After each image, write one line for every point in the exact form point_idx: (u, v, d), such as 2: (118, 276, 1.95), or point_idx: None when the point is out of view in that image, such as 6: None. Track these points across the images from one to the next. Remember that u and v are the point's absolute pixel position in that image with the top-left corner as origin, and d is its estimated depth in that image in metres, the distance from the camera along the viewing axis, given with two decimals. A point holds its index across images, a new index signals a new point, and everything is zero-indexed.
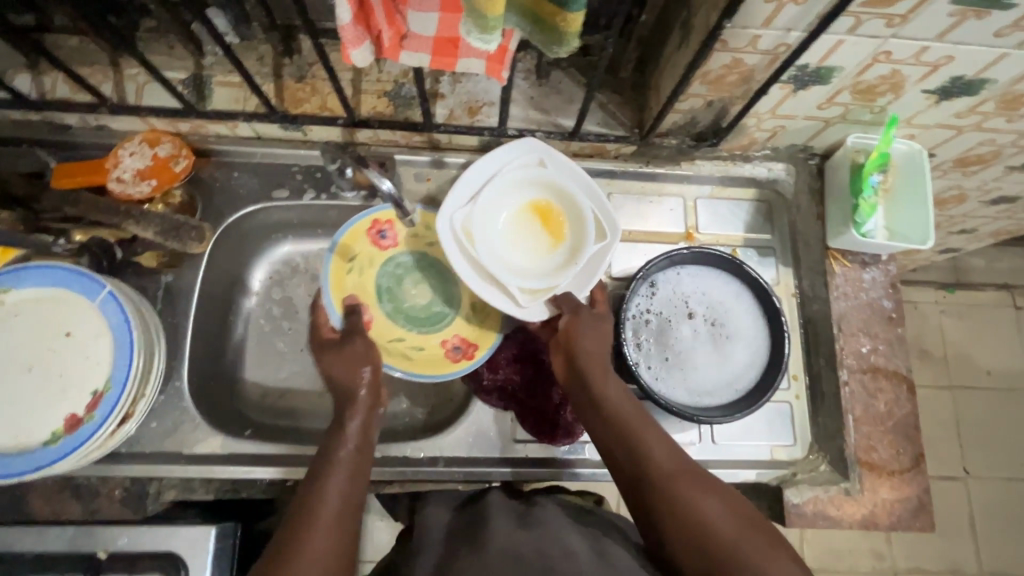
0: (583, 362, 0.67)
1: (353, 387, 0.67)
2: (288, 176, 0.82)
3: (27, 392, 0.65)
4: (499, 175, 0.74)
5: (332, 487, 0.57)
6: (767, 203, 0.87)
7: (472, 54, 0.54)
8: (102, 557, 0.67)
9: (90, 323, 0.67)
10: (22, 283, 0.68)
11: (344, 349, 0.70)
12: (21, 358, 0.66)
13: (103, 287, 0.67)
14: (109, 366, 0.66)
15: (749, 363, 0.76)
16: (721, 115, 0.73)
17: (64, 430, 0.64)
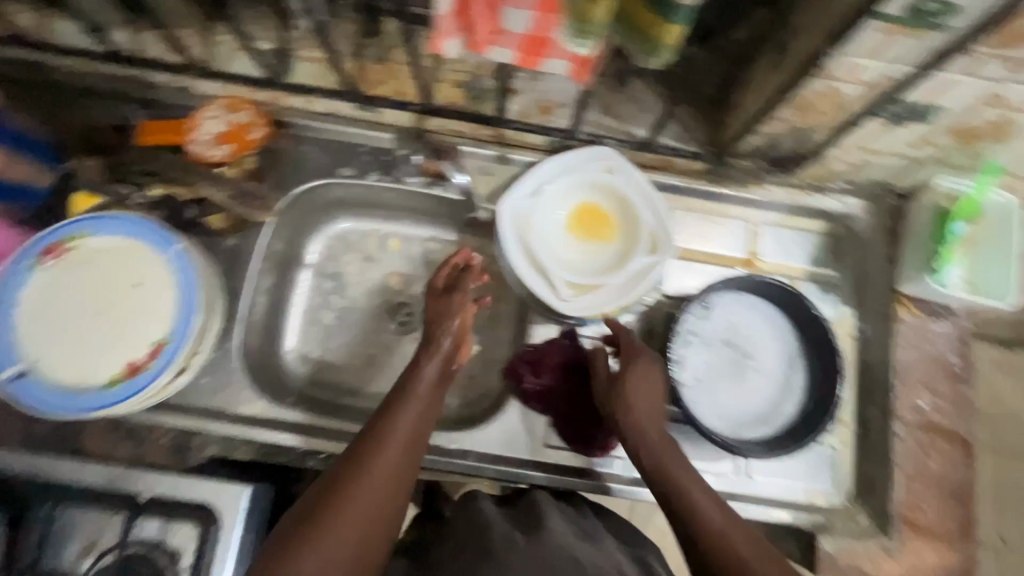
0: (629, 406, 0.65)
1: (439, 337, 0.71)
2: (355, 155, 0.83)
3: (93, 335, 0.68)
4: (568, 170, 0.75)
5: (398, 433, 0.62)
6: (835, 238, 0.83)
7: (563, 54, 0.54)
8: (143, 500, 0.71)
9: (158, 276, 0.70)
10: (99, 230, 0.71)
11: (444, 297, 0.75)
12: (91, 302, 0.69)
13: (173, 245, 0.71)
14: (172, 319, 0.69)
15: (785, 403, 0.74)
16: (803, 142, 0.70)
17: (124, 376, 0.67)
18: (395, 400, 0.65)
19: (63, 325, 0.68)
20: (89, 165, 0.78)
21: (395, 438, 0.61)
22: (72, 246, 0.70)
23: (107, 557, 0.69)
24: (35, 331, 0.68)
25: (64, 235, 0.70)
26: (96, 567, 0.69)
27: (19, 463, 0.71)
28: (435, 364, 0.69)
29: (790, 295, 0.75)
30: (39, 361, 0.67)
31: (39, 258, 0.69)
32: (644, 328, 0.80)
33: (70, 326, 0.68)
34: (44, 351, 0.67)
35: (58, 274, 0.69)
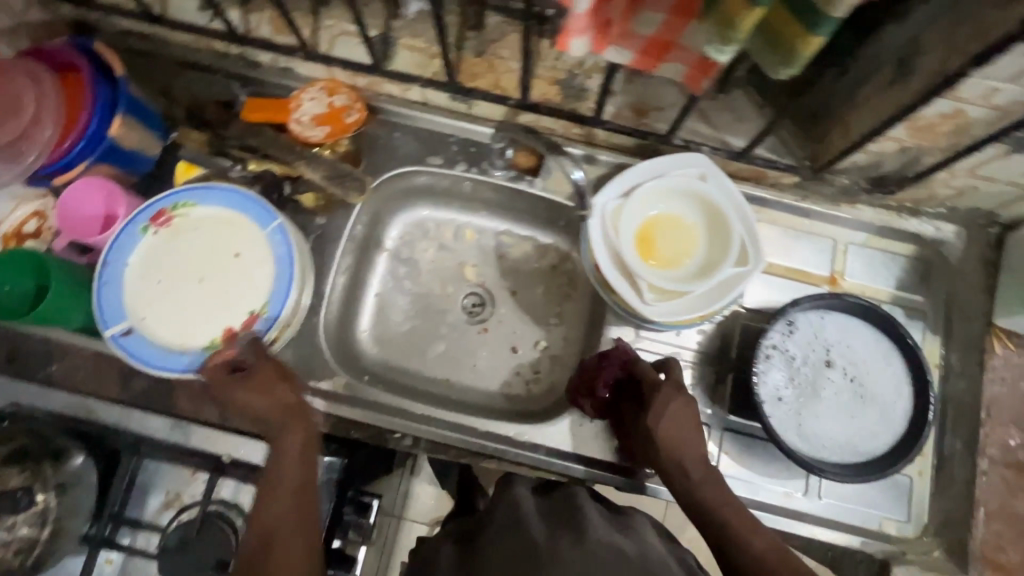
0: (661, 448, 0.66)
1: (280, 401, 0.69)
2: (444, 145, 0.85)
3: (195, 300, 0.72)
4: (661, 174, 0.74)
5: (293, 475, 0.65)
6: (925, 263, 0.81)
7: (682, 57, 0.56)
8: (226, 461, 0.74)
9: (258, 249, 0.73)
10: (204, 200, 0.74)
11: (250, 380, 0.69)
12: (194, 269, 0.73)
13: (274, 220, 0.73)
14: (268, 291, 0.72)
15: (876, 431, 0.72)
16: (910, 163, 0.69)
17: (221, 341, 0.71)
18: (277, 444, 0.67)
19: (168, 288, 0.72)
20: (194, 137, 0.81)
21: (284, 516, 0.62)
22: (180, 214, 0.74)
23: (186, 513, 0.72)
24: (143, 292, 0.72)
25: (173, 203, 0.73)
26: (177, 521, 0.72)
27: (114, 416, 0.75)
28: (284, 419, 0.68)
29: (879, 314, 0.74)
30: (144, 320, 0.71)
31: (151, 223, 0.73)
32: (721, 338, 0.80)
33: (174, 290, 0.72)
34: (149, 311, 0.71)
35: (166, 240, 0.73)
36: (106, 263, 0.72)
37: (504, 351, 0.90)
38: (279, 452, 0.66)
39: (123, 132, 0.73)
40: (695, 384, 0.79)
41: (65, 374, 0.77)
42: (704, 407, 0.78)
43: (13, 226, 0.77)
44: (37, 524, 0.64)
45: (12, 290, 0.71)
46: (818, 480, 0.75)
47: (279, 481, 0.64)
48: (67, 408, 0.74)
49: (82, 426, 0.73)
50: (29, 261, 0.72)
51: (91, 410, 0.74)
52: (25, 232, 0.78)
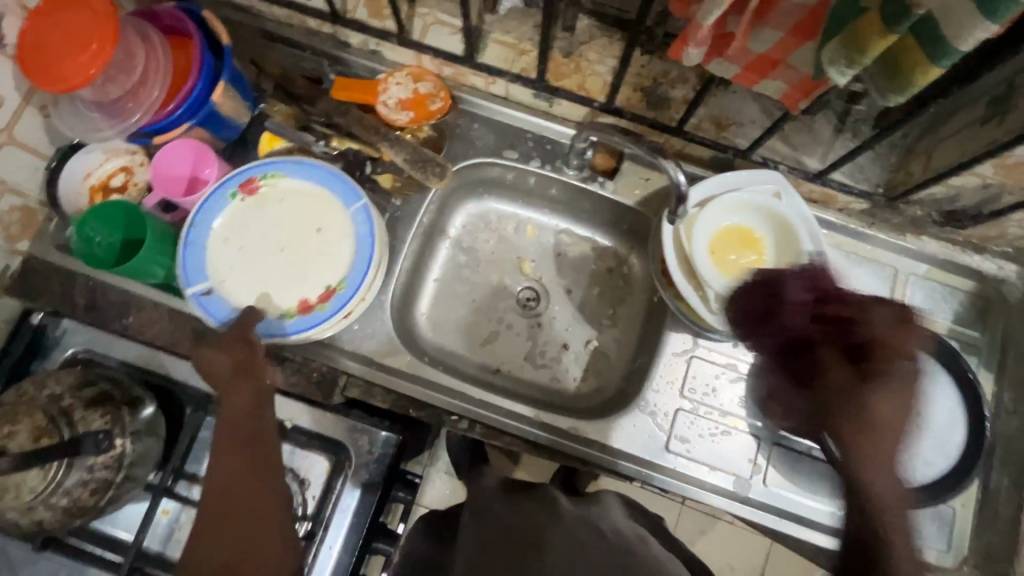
0: (877, 420, 0.55)
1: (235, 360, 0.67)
2: (521, 140, 0.87)
3: (274, 267, 0.75)
4: (736, 189, 0.76)
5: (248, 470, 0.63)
6: (984, 300, 0.82)
7: (786, 77, 0.58)
8: (287, 426, 0.76)
9: (341, 226, 0.75)
10: (292, 173, 0.76)
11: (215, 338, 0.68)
12: (277, 238, 0.76)
13: (359, 200, 0.75)
14: (347, 267, 0.74)
15: (932, 460, 0.76)
16: (989, 200, 0.71)
17: (297, 311, 0.74)
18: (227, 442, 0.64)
19: (249, 253, 0.75)
20: (279, 110, 0.84)
21: (241, 464, 0.64)
22: (267, 184, 0.76)
23: None
24: (225, 255, 0.74)
25: (262, 173, 0.76)
26: None
27: (183, 371, 0.77)
28: (248, 370, 0.67)
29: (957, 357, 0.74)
30: (224, 282, 0.74)
31: (240, 191, 0.76)
32: None
33: (256, 256, 0.75)
34: (231, 275, 0.74)
35: (251, 208, 0.76)
36: (194, 224, 0.74)
37: (555, 348, 0.90)
38: (232, 446, 0.64)
39: (223, 99, 0.75)
40: (748, 397, 0.80)
41: (141, 325, 0.78)
42: (755, 418, 0.79)
43: (101, 179, 0.80)
44: (113, 467, 0.66)
45: (100, 240, 0.75)
46: None
47: (230, 473, 0.63)
48: (137, 359, 0.77)
49: (152, 378, 0.76)
50: (119, 212, 0.74)
51: (160, 363, 0.77)
52: (112, 186, 0.80)
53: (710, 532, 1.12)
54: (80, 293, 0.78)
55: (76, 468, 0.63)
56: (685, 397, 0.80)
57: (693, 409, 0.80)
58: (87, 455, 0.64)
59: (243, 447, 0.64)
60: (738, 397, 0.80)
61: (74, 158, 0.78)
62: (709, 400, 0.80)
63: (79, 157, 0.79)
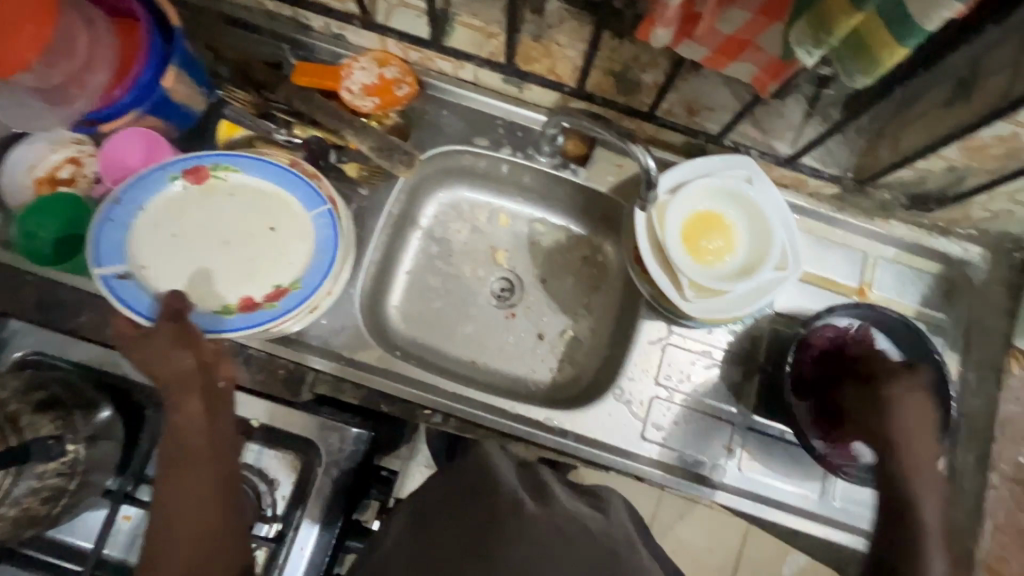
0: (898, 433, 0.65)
1: (178, 369, 0.63)
2: (492, 128, 0.85)
3: (219, 261, 0.72)
4: (707, 175, 0.76)
5: (198, 493, 0.61)
6: (949, 282, 0.83)
7: (756, 58, 0.57)
8: (254, 425, 0.73)
9: (300, 226, 0.73)
10: (246, 169, 0.74)
11: (152, 344, 0.64)
12: (223, 233, 0.73)
13: (325, 206, 0.73)
14: (302, 269, 0.72)
15: None
16: (954, 182, 0.71)
17: (238, 308, 0.71)
18: (178, 464, 0.62)
19: (188, 246, 0.72)
20: (239, 98, 0.80)
21: (192, 477, 0.62)
22: (218, 177, 0.74)
23: None
24: (159, 243, 0.71)
25: (212, 165, 0.73)
26: None
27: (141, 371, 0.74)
28: (196, 381, 0.63)
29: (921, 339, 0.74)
30: (145, 271, 0.70)
31: (183, 176, 0.73)
32: (751, 339, 0.81)
33: (197, 248, 0.72)
34: (162, 262, 0.71)
35: (196, 199, 0.73)
36: (118, 200, 0.70)
37: (530, 338, 0.89)
38: (180, 465, 0.62)
39: (176, 86, 0.71)
40: (721, 383, 0.80)
41: (95, 325, 0.75)
42: (730, 404, 0.80)
43: (46, 171, 0.75)
44: (67, 475, 0.62)
45: (47, 235, 0.70)
46: (834, 483, 0.78)
47: (182, 496, 0.61)
48: (91, 360, 0.73)
49: (109, 380, 0.73)
50: (68, 207, 0.71)
51: (118, 364, 0.73)
52: (59, 178, 0.75)
53: (687, 516, 1.13)
54: (28, 293, 0.74)
55: (25, 476, 0.60)
56: (661, 384, 0.80)
57: (668, 397, 0.80)
58: (37, 463, 0.61)
59: (192, 465, 0.62)
60: (713, 382, 0.80)
61: (16, 151, 0.74)
62: (684, 387, 0.80)
63: (25, 147, 0.74)
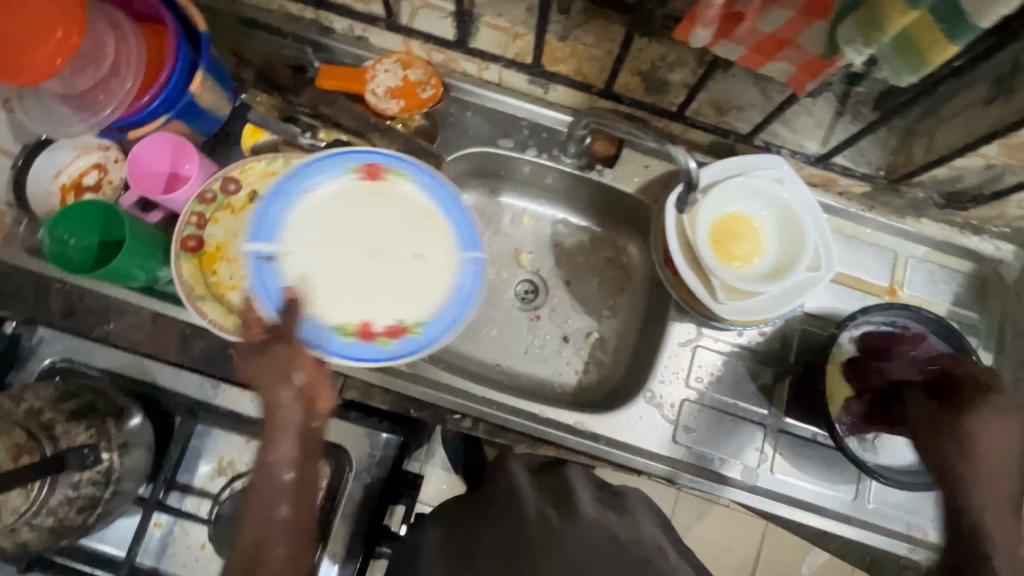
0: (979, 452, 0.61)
1: (277, 405, 0.57)
2: (516, 129, 0.84)
3: (359, 270, 0.72)
4: (738, 174, 0.75)
5: (272, 547, 0.55)
6: (982, 280, 0.82)
7: (794, 58, 0.55)
8: None
9: (440, 263, 0.73)
10: (419, 186, 0.74)
11: (262, 361, 0.58)
12: (372, 241, 0.74)
13: (477, 250, 0.74)
14: (430, 314, 0.72)
15: None
16: (991, 180, 0.70)
17: (355, 330, 0.70)
18: (259, 508, 0.56)
19: (335, 238, 0.73)
20: (262, 101, 0.78)
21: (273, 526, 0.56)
22: (393, 184, 0.75)
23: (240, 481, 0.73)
24: (311, 228, 0.72)
25: (391, 168, 0.74)
26: (229, 490, 0.71)
27: (169, 377, 0.74)
28: (289, 418, 0.58)
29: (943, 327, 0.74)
30: (289, 255, 0.71)
31: (360, 171, 0.74)
32: (780, 339, 0.81)
33: (340, 248, 0.72)
34: (305, 251, 0.71)
35: (357, 193, 0.74)
36: (293, 174, 0.72)
37: (555, 340, 0.88)
38: (258, 501, 0.57)
39: (201, 90, 0.71)
40: (751, 385, 0.80)
41: (124, 331, 0.74)
42: (760, 406, 0.79)
43: (72, 177, 0.75)
44: (101, 483, 0.62)
45: (75, 243, 0.70)
46: (867, 486, 0.77)
47: (256, 549, 0.55)
48: (121, 367, 0.73)
49: (137, 386, 0.73)
50: (95, 214, 0.70)
51: (146, 371, 0.73)
52: (85, 185, 0.75)
53: (706, 518, 1.10)
54: (55, 300, 0.73)
55: (61, 485, 0.61)
56: (691, 386, 0.79)
57: (699, 399, 0.79)
58: (72, 472, 0.61)
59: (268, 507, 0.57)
60: (743, 385, 0.80)
61: (41, 158, 0.74)
62: (714, 389, 0.79)
63: (50, 154, 0.74)
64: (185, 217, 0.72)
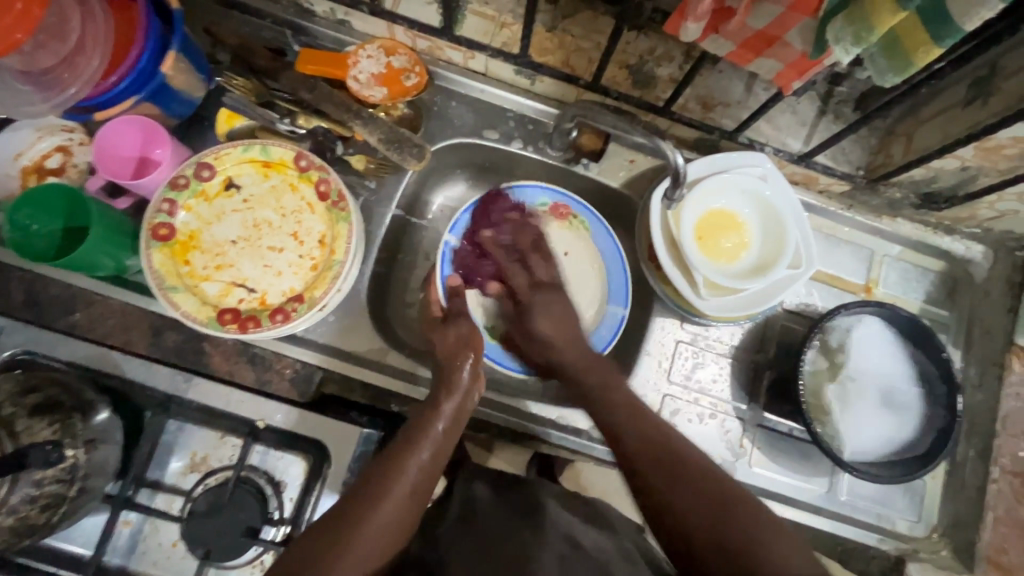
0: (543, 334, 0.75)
1: (457, 369, 0.71)
2: (502, 120, 0.83)
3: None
4: (722, 171, 0.76)
5: (406, 479, 0.61)
6: (953, 279, 0.84)
7: (783, 54, 0.55)
8: (259, 426, 0.71)
9: (591, 308, 0.83)
10: (603, 237, 0.84)
11: (447, 331, 0.75)
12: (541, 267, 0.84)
13: (623, 308, 0.82)
14: None
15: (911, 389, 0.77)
16: (966, 182, 0.72)
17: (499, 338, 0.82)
18: (404, 449, 0.63)
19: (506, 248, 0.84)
20: (239, 84, 0.76)
21: (406, 478, 0.61)
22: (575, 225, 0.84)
23: (213, 477, 0.71)
24: None
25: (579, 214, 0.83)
26: (203, 486, 0.71)
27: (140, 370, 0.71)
28: (458, 381, 0.70)
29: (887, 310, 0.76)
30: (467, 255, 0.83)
31: (550, 207, 0.83)
32: (760, 334, 0.81)
33: None
34: None
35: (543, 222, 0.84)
36: (506, 191, 0.82)
37: None
38: (398, 448, 0.63)
39: (173, 72, 0.69)
40: (730, 378, 0.81)
41: (92, 322, 0.71)
42: (739, 401, 0.80)
43: (34, 160, 0.72)
44: (65, 481, 0.60)
45: (38, 228, 0.66)
46: (842, 479, 0.79)
47: (397, 481, 0.60)
48: (85, 358, 0.69)
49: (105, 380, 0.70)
50: (57, 197, 0.66)
51: (114, 364, 0.69)
52: (47, 168, 0.72)
53: None
54: (18, 289, 0.70)
55: (23, 484, 0.59)
56: (674, 382, 0.80)
57: (681, 394, 0.80)
58: (34, 469, 0.58)
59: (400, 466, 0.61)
60: (721, 379, 0.80)
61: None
62: (695, 384, 0.80)
63: (10, 135, 0.71)
64: (154, 204, 0.68)
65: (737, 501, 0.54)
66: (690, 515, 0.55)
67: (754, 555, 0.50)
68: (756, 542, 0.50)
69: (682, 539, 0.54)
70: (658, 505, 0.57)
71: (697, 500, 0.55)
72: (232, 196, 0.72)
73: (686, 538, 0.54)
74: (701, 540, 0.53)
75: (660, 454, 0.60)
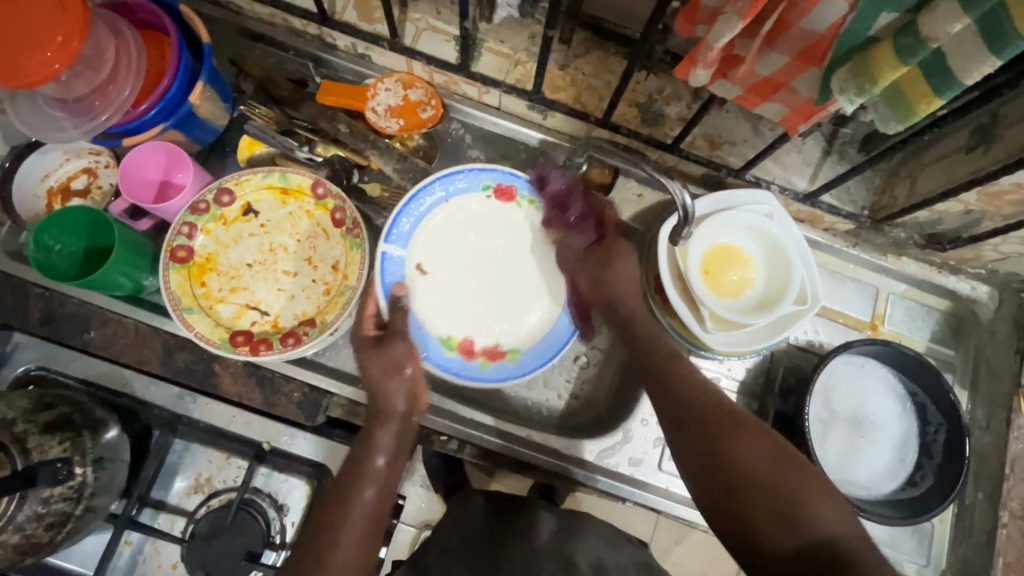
0: (615, 278, 0.74)
1: (387, 399, 0.63)
2: (514, 153, 0.85)
3: (476, 287, 0.77)
4: (727, 209, 0.77)
5: (352, 516, 0.58)
6: (958, 319, 0.84)
7: (788, 100, 0.57)
8: (265, 448, 0.73)
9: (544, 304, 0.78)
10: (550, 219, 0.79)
11: (381, 353, 0.66)
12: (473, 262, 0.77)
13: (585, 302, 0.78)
14: (525, 341, 0.76)
15: (905, 419, 0.79)
16: (968, 225, 0.73)
17: (458, 346, 0.75)
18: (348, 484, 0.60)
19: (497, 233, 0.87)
20: (260, 113, 0.78)
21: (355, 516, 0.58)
22: (522, 209, 0.80)
23: (217, 498, 0.73)
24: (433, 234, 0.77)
25: (524, 195, 0.79)
26: (207, 507, 0.72)
27: (150, 390, 0.72)
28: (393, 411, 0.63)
29: (895, 351, 0.76)
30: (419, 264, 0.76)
31: (495, 189, 0.79)
32: (765, 368, 0.82)
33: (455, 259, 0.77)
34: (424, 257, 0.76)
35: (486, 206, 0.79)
36: (433, 181, 0.76)
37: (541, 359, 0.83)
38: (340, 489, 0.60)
39: (201, 100, 0.71)
40: None
41: (105, 340, 0.71)
42: None
43: (60, 181, 0.75)
44: (72, 499, 0.61)
45: (60, 248, 0.68)
46: None
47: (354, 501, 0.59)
48: (101, 375, 0.72)
49: (115, 398, 0.71)
50: (82, 219, 0.68)
51: (124, 382, 0.72)
52: (73, 189, 0.75)
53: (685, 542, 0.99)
54: (34, 307, 0.71)
55: (30, 501, 0.58)
56: None
57: None
58: (43, 486, 0.59)
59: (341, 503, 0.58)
60: None
61: (29, 160, 0.73)
62: None
63: (38, 156, 0.73)
64: (175, 227, 0.70)
65: (772, 467, 0.55)
66: (762, 479, 0.55)
67: (796, 513, 0.52)
68: (802, 505, 0.53)
69: (725, 474, 0.56)
70: (703, 445, 0.59)
71: (766, 442, 0.58)
72: (250, 221, 0.74)
73: (723, 467, 0.57)
74: (740, 479, 0.56)
75: (725, 409, 0.61)
